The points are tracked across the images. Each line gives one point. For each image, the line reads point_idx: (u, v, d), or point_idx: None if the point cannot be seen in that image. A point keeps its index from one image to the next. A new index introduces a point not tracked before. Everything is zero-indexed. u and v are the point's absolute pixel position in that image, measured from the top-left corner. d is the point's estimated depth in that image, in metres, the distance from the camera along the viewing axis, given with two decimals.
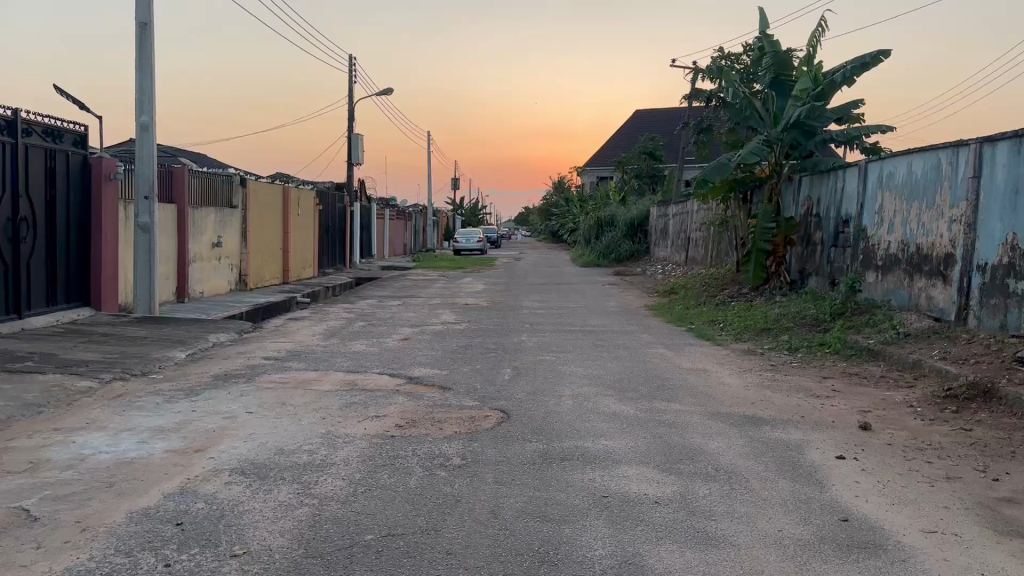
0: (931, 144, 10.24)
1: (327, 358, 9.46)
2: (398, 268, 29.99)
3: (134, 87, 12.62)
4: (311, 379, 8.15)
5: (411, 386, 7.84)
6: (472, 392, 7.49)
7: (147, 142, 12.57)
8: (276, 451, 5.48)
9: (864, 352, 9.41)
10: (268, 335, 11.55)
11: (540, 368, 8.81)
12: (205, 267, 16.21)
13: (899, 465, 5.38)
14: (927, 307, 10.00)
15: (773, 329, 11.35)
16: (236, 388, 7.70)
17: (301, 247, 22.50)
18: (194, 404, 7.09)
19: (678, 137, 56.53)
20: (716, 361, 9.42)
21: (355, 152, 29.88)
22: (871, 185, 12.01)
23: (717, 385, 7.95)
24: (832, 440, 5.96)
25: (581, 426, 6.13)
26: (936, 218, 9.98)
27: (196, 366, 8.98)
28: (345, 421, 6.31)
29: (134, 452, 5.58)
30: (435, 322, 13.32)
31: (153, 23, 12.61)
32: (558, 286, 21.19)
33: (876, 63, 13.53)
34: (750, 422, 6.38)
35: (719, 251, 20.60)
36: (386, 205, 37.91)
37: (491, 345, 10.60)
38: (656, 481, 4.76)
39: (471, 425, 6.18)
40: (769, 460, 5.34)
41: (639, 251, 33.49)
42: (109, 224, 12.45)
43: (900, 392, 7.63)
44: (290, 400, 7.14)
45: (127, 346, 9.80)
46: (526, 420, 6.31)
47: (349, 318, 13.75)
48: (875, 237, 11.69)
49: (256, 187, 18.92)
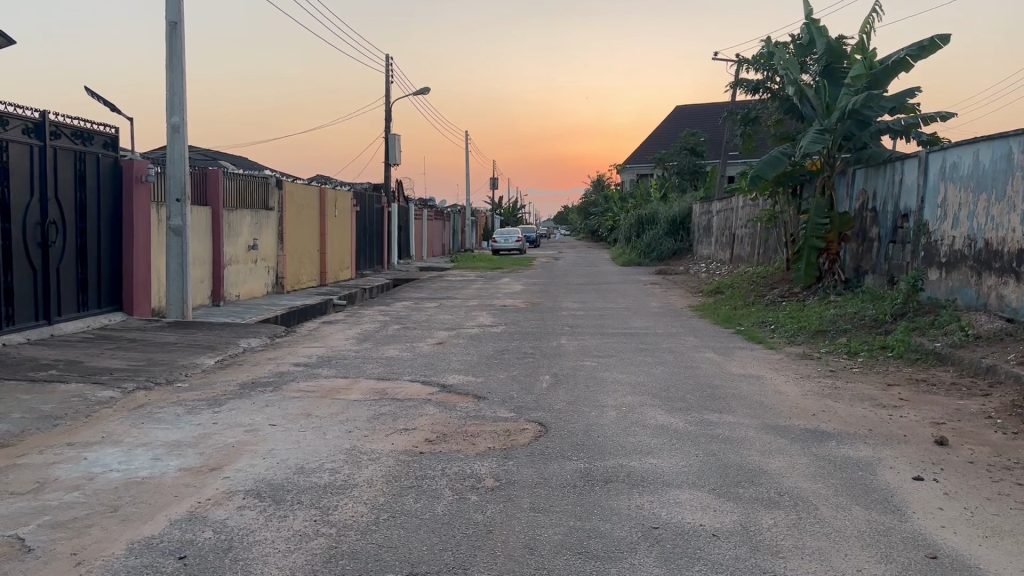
0: (1001, 132, 9.50)
1: (358, 364, 9.08)
2: (437, 268, 29.68)
3: (166, 88, 12.42)
4: (340, 387, 7.78)
5: (445, 394, 7.41)
6: (508, 402, 7.02)
7: (178, 144, 12.35)
8: (296, 470, 5.08)
9: (930, 356, 8.74)
10: (300, 339, 11.23)
11: (580, 374, 8.31)
12: (241, 270, 16.02)
13: (986, 488, 4.77)
14: (998, 306, 9.27)
15: (828, 331, 10.72)
16: (261, 397, 7.35)
17: (339, 249, 22.31)
18: (215, 415, 6.75)
19: (720, 133, 55.47)
20: (769, 367, 8.83)
21: (393, 152, 29.65)
22: (933, 177, 11.26)
23: (773, 394, 7.37)
24: (905, 458, 5.37)
25: (626, 441, 5.63)
26: (1008, 211, 9.23)
27: (223, 373, 8.68)
28: (372, 435, 5.89)
29: (145, 471, 5.24)
30: (472, 325, 12.88)
31: (183, 22, 12.38)
32: (599, 286, 20.61)
33: (935, 51, 12.76)
34: (814, 437, 5.82)
35: (768, 249, 19.84)
36: (424, 206, 37.69)
37: (529, 349, 10.13)
38: (713, 509, 4.26)
39: (506, 440, 5.71)
40: (838, 483, 4.79)
41: (682, 249, 32.70)
42: (141, 227, 12.25)
43: (975, 402, 6.98)
44: (315, 410, 6.75)
45: (154, 353, 9.56)
46: (566, 435, 5.83)
47: (384, 321, 13.40)
48: (938, 232, 10.96)
49: (293, 188, 18.71)
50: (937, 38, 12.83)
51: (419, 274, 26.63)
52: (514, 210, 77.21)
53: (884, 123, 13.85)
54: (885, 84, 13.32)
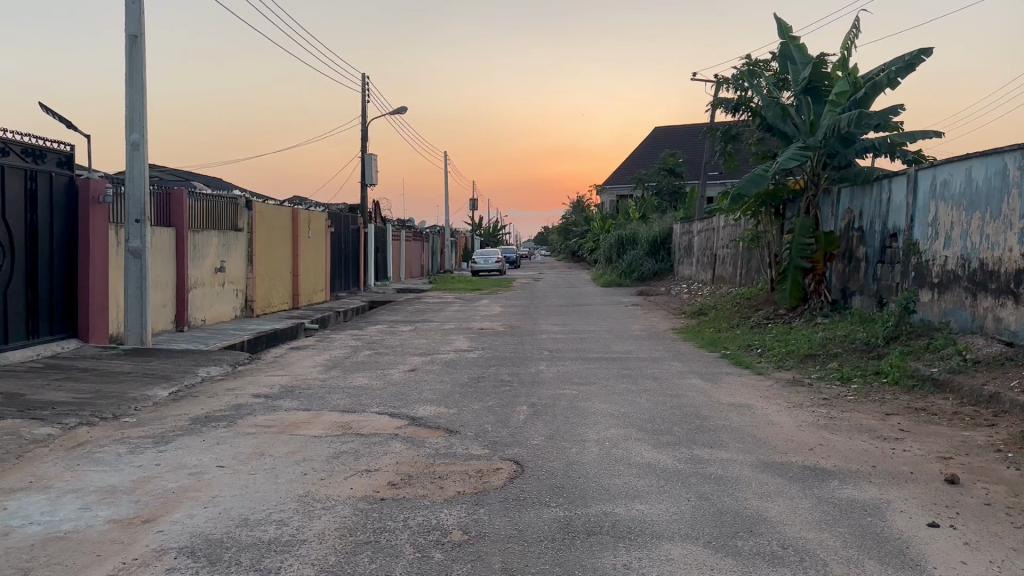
0: (995, 147, 9.11)
1: (323, 395, 8.49)
2: (415, 290, 29.06)
3: (125, 103, 11.85)
4: (301, 421, 7.21)
5: (414, 429, 6.84)
6: (482, 437, 6.47)
7: (138, 161, 11.77)
8: (239, 523, 4.52)
9: (928, 383, 8.31)
10: (264, 367, 10.63)
11: (560, 405, 7.77)
12: (207, 294, 15.38)
13: (1009, 537, 4.27)
14: (995, 329, 8.86)
15: (819, 355, 10.29)
16: (213, 434, 6.77)
17: (312, 270, 21.67)
18: (159, 456, 6.15)
19: (699, 154, 55.52)
20: (759, 395, 8.34)
21: (369, 173, 29.13)
22: (923, 194, 10.90)
23: (766, 426, 6.88)
24: (915, 500, 4.88)
25: (610, 483, 5.10)
26: (1004, 230, 8.83)
27: (176, 406, 8.07)
28: (330, 479, 5.32)
29: (69, 524, 4.64)
30: (447, 350, 12.31)
31: (143, 35, 11.84)
32: (580, 308, 20.11)
33: (919, 64, 12.49)
34: (814, 476, 5.34)
35: (751, 269, 19.45)
36: (402, 227, 37.10)
37: (506, 376, 9.59)
38: (709, 567, 3.76)
39: (477, 482, 5.15)
40: (846, 532, 4.30)
41: (662, 269, 32.35)
42: (98, 249, 11.63)
43: (981, 433, 6.50)
44: (270, 450, 6.18)
45: (105, 383, 8.92)
46: (544, 475, 5.30)
47: (355, 347, 12.80)
48: (929, 251, 10.58)
49: (264, 209, 18.13)
50: (920, 52, 12.57)
51: (396, 296, 26.00)
52: (495, 231, 76.85)
53: (869, 142, 13.51)
54: (870, 101, 12.98)
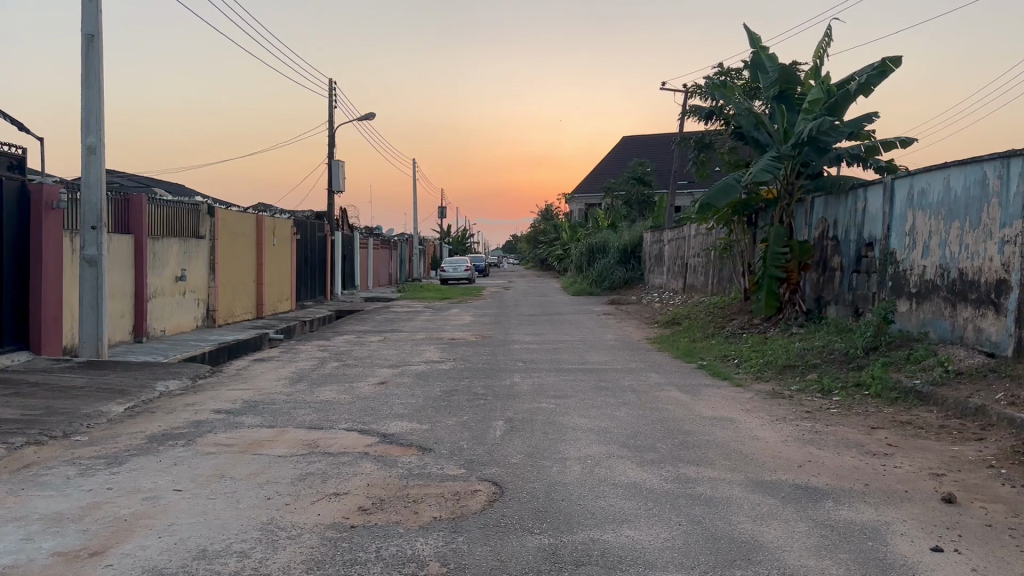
0: (974, 156, 9.02)
1: (288, 410, 8.09)
2: (383, 299, 28.58)
3: (80, 106, 11.37)
4: (264, 439, 6.81)
5: (385, 447, 6.49)
6: (457, 455, 6.15)
7: (94, 166, 11.28)
8: (196, 555, 4.15)
9: (911, 395, 8.16)
10: (225, 381, 10.17)
11: (537, 420, 7.46)
12: (167, 303, 14.83)
13: (1016, 561, 4.06)
14: (975, 340, 8.75)
15: (797, 367, 10.12)
16: (170, 454, 6.36)
17: (277, 279, 21.14)
18: (111, 478, 5.73)
19: (667, 163, 55.80)
20: (741, 408, 8.12)
21: (336, 179, 28.64)
22: (900, 203, 10.81)
23: (752, 441, 6.64)
24: (914, 521, 4.66)
25: (595, 506, 4.81)
26: (984, 239, 8.73)
27: (132, 423, 7.63)
28: (296, 504, 4.96)
29: (8, 557, 4.24)
30: (417, 361, 11.94)
31: (100, 35, 11.36)
32: (552, 317, 19.83)
33: (891, 72, 12.41)
34: (808, 496, 5.10)
35: (722, 278, 19.36)
36: (370, 235, 36.61)
37: (479, 389, 9.26)
38: None
39: (454, 506, 4.83)
40: (849, 559, 4.05)
41: (633, 277, 32.27)
42: (50, 257, 11.12)
43: (971, 448, 6.32)
44: (231, 471, 5.80)
45: (56, 399, 8.43)
46: (525, 497, 5.00)
47: (321, 358, 12.39)
48: (906, 260, 10.48)
49: (227, 215, 17.61)
50: (891, 60, 12.52)
51: (363, 305, 25.51)
52: (463, 239, 76.47)
53: (843, 150, 13.44)
54: (843, 109, 12.90)
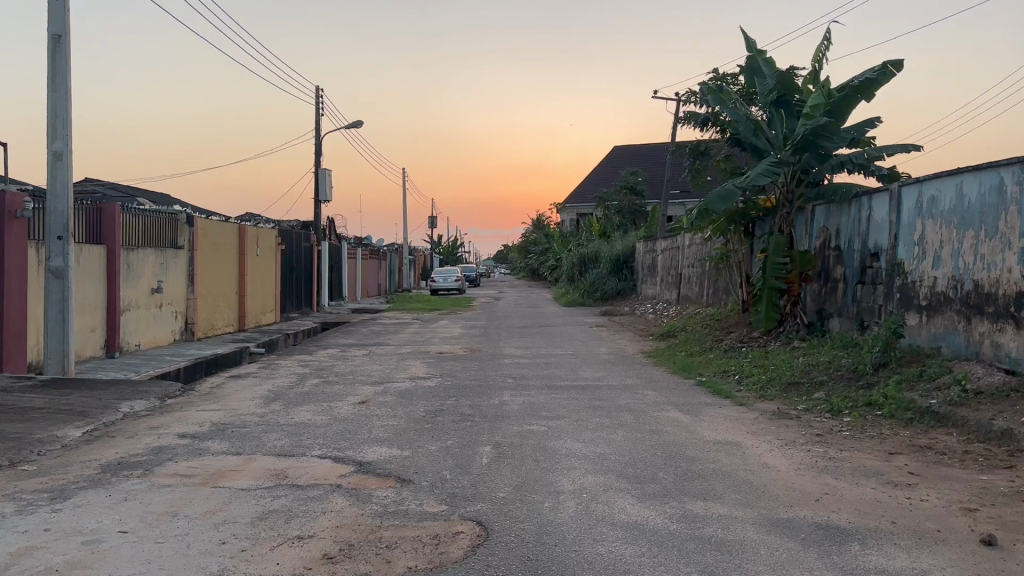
0: (989, 161, 8.50)
1: (258, 434, 7.49)
2: (372, 310, 27.98)
3: (47, 110, 10.76)
4: (229, 469, 6.21)
5: (360, 478, 5.89)
6: (438, 488, 5.56)
7: (61, 172, 10.68)
8: None
9: (928, 416, 7.64)
10: (196, 400, 9.57)
11: (527, 445, 6.89)
12: (141, 316, 14.21)
13: None
14: (993, 356, 8.24)
15: (802, 384, 9.57)
16: (123, 487, 5.76)
17: (261, 290, 20.53)
18: (51, 517, 5.12)
19: (659, 172, 55.55)
20: (745, 429, 7.59)
21: (323, 189, 28.05)
22: (908, 212, 10.30)
23: (763, 469, 6.10)
24: (955, 569, 4.11)
25: (593, 553, 4.23)
26: (1001, 249, 8.21)
27: (88, 450, 7.01)
28: (253, 551, 4.36)
29: None
30: (402, 378, 11.34)
31: (68, 35, 10.77)
32: (543, 330, 19.22)
33: (894, 76, 11.95)
34: (832, 538, 4.54)
35: (719, 290, 18.83)
36: (359, 245, 36.05)
37: (466, 409, 8.69)
38: None
39: (433, 553, 4.26)
40: None
41: (626, 288, 31.78)
42: (14, 268, 10.50)
43: (1001, 477, 5.79)
44: (185, 508, 5.20)
45: (9, 422, 7.80)
46: (513, 542, 4.42)
47: (302, 375, 11.79)
48: (915, 272, 9.98)
49: (207, 224, 17.00)
50: (893, 65, 12.07)
51: (350, 317, 24.89)
52: (454, 248, 75.97)
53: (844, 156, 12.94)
54: (844, 115, 12.40)
